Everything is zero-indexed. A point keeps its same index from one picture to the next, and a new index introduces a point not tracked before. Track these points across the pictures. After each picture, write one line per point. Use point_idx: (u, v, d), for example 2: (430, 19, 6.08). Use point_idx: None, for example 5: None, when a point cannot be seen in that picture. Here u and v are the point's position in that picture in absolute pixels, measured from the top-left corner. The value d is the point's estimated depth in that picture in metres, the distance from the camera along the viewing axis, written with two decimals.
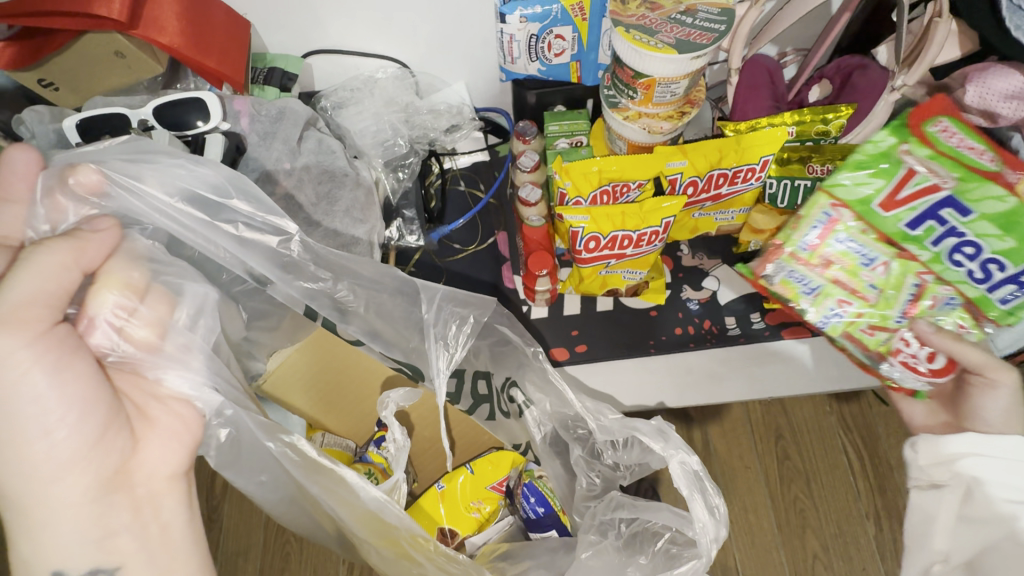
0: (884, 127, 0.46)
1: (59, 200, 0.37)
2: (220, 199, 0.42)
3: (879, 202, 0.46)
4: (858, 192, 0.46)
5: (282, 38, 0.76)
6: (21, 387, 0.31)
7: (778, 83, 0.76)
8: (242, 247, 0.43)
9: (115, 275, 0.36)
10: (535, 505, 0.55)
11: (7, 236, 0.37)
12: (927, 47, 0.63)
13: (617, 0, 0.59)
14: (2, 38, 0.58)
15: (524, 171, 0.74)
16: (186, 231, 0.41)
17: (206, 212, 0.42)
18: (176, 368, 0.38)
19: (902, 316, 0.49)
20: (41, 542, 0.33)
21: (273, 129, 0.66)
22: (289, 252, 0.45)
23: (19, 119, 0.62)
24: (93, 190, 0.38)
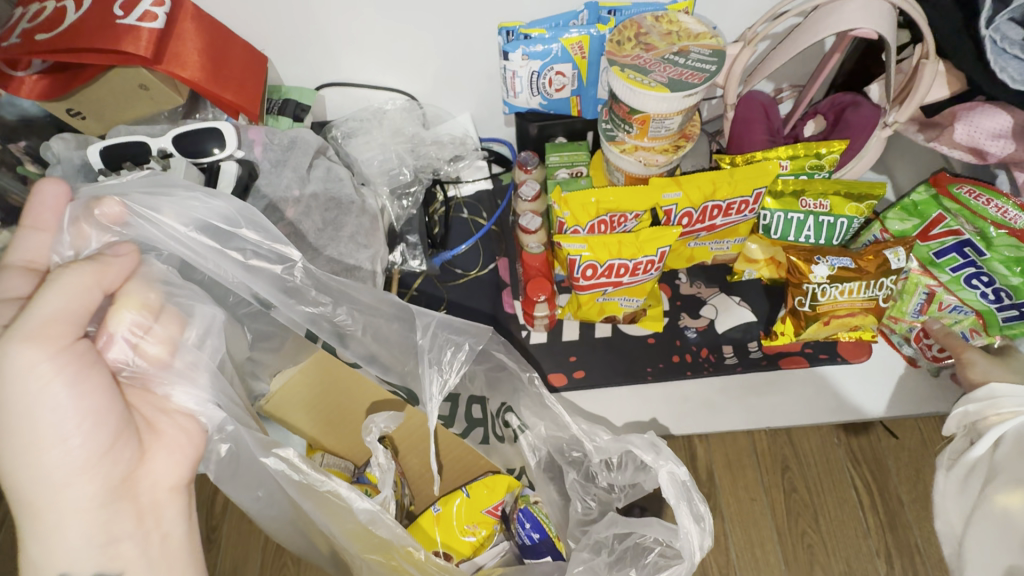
0: (924, 185, 0.69)
1: (83, 227, 0.39)
2: (231, 229, 0.44)
3: (916, 234, 0.71)
4: (899, 226, 0.72)
5: (297, 71, 0.80)
6: (43, 397, 0.32)
7: (773, 118, 0.78)
8: (249, 274, 0.45)
9: (133, 295, 0.38)
10: (530, 530, 0.55)
11: (34, 260, 0.39)
12: (916, 87, 0.65)
13: (613, 42, 0.62)
14: (36, 72, 0.63)
15: (525, 200, 0.77)
16: (198, 258, 0.43)
17: (217, 240, 0.44)
18: (182, 386, 0.39)
19: (918, 313, 0.74)
20: (48, 547, 0.34)
21: (284, 157, 0.69)
22: (293, 278, 0.47)
23: (47, 145, 0.66)
24: (115, 220, 0.40)
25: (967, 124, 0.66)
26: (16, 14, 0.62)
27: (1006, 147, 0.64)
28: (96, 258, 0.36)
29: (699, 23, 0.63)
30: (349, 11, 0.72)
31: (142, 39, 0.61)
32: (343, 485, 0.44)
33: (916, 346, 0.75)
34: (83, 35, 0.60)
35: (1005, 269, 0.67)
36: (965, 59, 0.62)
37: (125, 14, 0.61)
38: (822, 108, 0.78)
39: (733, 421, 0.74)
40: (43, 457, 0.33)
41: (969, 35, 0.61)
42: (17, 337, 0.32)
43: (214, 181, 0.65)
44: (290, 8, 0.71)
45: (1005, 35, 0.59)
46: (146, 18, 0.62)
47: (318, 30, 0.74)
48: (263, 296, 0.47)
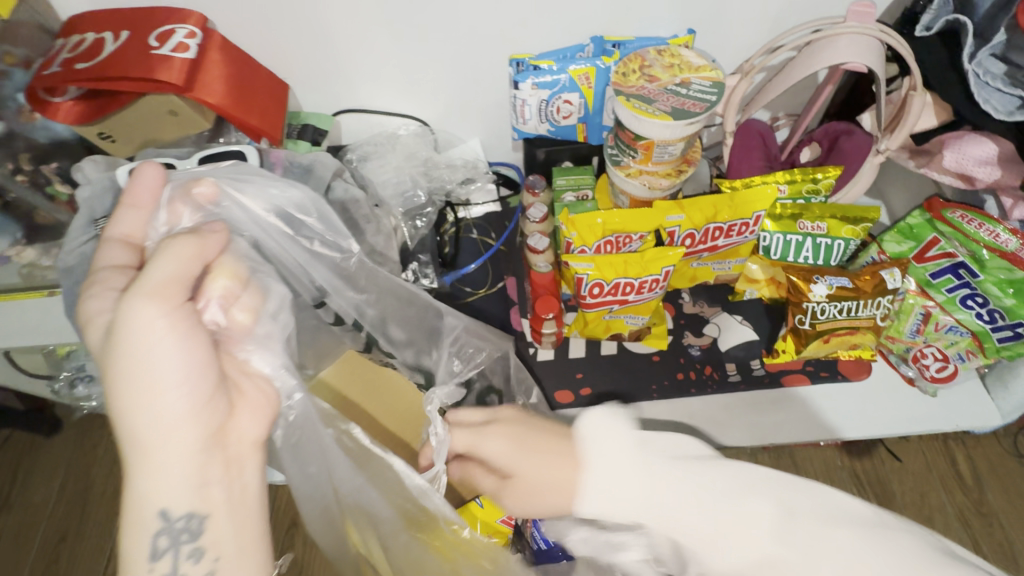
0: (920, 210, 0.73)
1: (179, 205, 0.43)
2: (302, 218, 0.48)
3: (912, 257, 0.74)
4: (896, 249, 0.75)
5: (315, 98, 0.84)
6: (155, 345, 0.35)
7: (770, 145, 0.82)
8: (313, 259, 0.49)
9: (226, 265, 0.41)
10: (544, 537, 0.60)
11: (131, 235, 0.42)
12: (906, 116, 0.69)
13: (619, 73, 0.65)
14: (70, 98, 0.67)
15: (533, 221, 0.80)
16: (272, 240, 0.47)
17: (290, 226, 0.47)
18: (259, 351, 0.41)
19: (915, 333, 0.76)
20: (146, 491, 0.35)
21: (303, 179, 0.72)
22: (351, 269, 0.51)
23: (77, 167, 0.69)
24: (208, 199, 0.44)
25: (955, 151, 0.68)
26: (58, 44, 0.67)
27: (992, 174, 0.66)
28: (197, 230, 0.39)
29: (699, 56, 0.67)
30: (367, 43, 0.76)
31: (174, 67, 0.65)
32: (400, 462, 0.45)
33: (914, 366, 0.76)
34: (119, 64, 0.64)
35: (999, 290, 0.69)
36: (951, 92, 0.66)
37: (159, 45, 0.65)
38: (817, 135, 0.82)
39: (736, 437, 0.75)
40: (152, 403, 0.35)
41: (954, 70, 0.66)
42: (139, 291, 0.35)
43: None
44: (311, 40, 0.75)
45: (987, 69, 0.63)
46: (178, 48, 0.65)
47: (338, 61, 0.78)
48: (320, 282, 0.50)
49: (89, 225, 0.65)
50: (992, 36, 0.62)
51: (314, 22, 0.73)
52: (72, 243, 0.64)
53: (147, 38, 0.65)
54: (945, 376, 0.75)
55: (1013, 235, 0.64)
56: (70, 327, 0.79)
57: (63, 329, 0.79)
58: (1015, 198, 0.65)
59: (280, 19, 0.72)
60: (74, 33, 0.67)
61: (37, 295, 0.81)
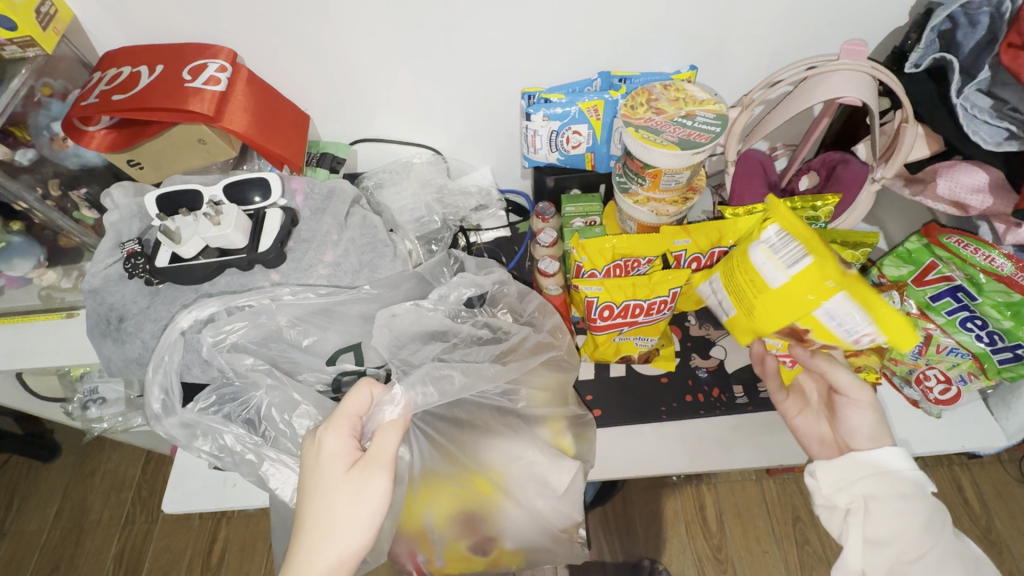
0: (918, 235, 0.76)
1: (232, 322, 0.66)
2: (233, 301, 0.65)
3: (912, 279, 0.76)
4: (897, 272, 0.77)
5: (334, 128, 0.88)
6: None
7: (771, 173, 0.86)
8: (295, 296, 0.67)
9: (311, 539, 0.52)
10: (501, 411, 0.71)
11: (201, 339, 0.65)
12: (900, 146, 0.72)
13: (627, 106, 0.69)
14: (105, 127, 0.70)
15: (543, 246, 0.83)
16: (242, 302, 0.66)
17: (227, 305, 0.65)
18: (204, 404, 0.67)
19: (917, 355, 0.77)
20: None
21: (324, 205, 0.74)
22: (281, 296, 0.67)
23: (106, 192, 0.73)
24: (224, 326, 0.66)
25: (947, 180, 0.72)
26: (95, 77, 0.71)
27: (985, 201, 0.70)
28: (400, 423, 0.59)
29: (703, 90, 0.70)
30: (387, 77, 0.80)
31: (206, 99, 0.68)
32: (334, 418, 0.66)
33: (918, 388, 0.78)
34: (154, 96, 0.67)
35: (997, 312, 0.71)
36: (941, 123, 0.70)
37: (193, 78, 0.69)
38: (815, 164, 0.85)
39: (747, 459, 0.75)
40: (346, 511, 0.53)
41: (944, 104, 0.70)
42: None
43: (259, 226, 0.69)
44: (333, 75, 0.79)
45: (974, 103, 0.67)
46: (210, 81, 0.69)
47: (358, 96, 0.82)
48: (276, 299, 0.67)
49: (116, 247, 0.71)
50: (977, 73, 0.67)
51: (338, 60, 0.77)
52: (99, 265, 0.69)
53: (181, 72, 0.69)
54: (949, 399, 0.76)
55: (1007, 259, 0.67)
56: (90, 350, 0.80)
57: (81, 350, 0.80)
58: (1007, 225, 0.69)
59: (305, 57, 0.76)
60: (110, 67, 0.71)
61: (57, 316, 0.83)
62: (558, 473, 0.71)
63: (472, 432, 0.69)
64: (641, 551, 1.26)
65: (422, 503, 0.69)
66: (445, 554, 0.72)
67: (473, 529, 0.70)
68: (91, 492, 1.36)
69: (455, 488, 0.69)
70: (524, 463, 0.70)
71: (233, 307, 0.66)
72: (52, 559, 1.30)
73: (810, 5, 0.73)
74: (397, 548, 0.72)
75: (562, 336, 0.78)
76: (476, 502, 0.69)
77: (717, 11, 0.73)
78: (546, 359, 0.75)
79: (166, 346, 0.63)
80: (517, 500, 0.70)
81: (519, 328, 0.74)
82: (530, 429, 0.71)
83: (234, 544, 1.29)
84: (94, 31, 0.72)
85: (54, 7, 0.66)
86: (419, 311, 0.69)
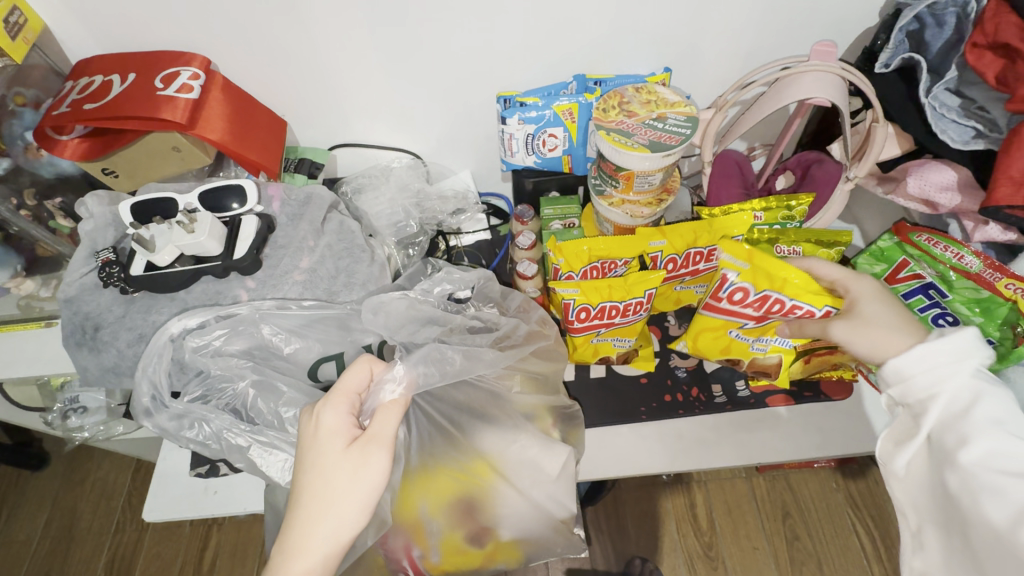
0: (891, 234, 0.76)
1: (214, 327, 0.66)
2: (222, 313, 0.66)
3: (885, 278, 0.77)
4: (870, 270, 0.77)
5: (313, 133, 0.88)
6: None
7: (747, 173, 0.86)
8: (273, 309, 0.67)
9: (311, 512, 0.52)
10: (496, 396, 0.70)
11: (177, 345, 0.65)
12: (871, 146, 0.73)
13: (599, 109, 0.69)
14: (78, 136, 0.70)
15: (522, 249, 0.84)
16: (226, 311, 0.66)
17: (214, 312, 0.66)
18: (197, 395, 0.66)
19: None
20: None
21: (300, 211, 0.75)
22: (264, 306, 0.67)
23: (81, 201, 0.73)
24: (208, 328, 0.66)
25: (917, 177, 0.73)
26: (68, 86, 0.71)
27: (953, 200, 0.71)
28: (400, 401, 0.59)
29: (674, 93, 0.71)
30: (362, 82, 0.80)
31: (178, 107, 0.68)
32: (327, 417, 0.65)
33: None
34: (125, 105, 0.67)
35: (967, 309, 0.71)
36: (909, 123, 0.71)
37: (165, 86, 0.69)
38: (791, 164, 0.86)
39: (726, 457, 0.76)
40: (344, 489, 0.52)
41: (913, 104, 0.71)
42: None
43: (235, 233, 0.69)
44: (309, 82, 0.79)
45: (942, 102, 0.68)
46: (183, 89, 0.69)
47: (334, 101, 0.83)
48: (259, 310, 0.67)
49: (91, 257, 0.70)
50: (945, 72, 0.69)
51: (313, 67, 0.77)
52: (73, 274, 0.69)
53: (153, 81, 0.69)
54: None
55: (976, 257, 0.69)
56: (68, 359, 0.80)
57: (60, 360, 0.80)
58: (975, 222, 0.70)
59: (279, 63, 0.76)
60: (82, 77, 0.71)
61: (35, 326, 0.82)
62: (549, 459, 0.70)
63: (469, 415, 0.69)
64: (632, 551, 1.26)
65: (417, 492, 0.67)
66: (440, 549, 0.69)
67: (469, 518, 0.68)
68: (81, 501, 1.36)
69: (452, 472, 0.67)
70: (518, 448, 0.69)
71: (220, 313, 0.66)
72: (42, 569, 1.29)
73: (778, 7, 0.74)
74: (391, 544, 0.68)
75: (551, 325, 0.76)
76: (473, 488, 0.68)
77: (687, 14, 0.74)
78: (536, 349, 0.74)
79: (153, 351, 0.63)
80: (515, 485, 0.69)
81: (509, 318, 0.73)
82: (523, 416, 0.71)
83: (225, 550, 1.29)
84: (66, 40, 0.72)
85: (24, 16, 0.66)
86: (409, 301, 0.70)
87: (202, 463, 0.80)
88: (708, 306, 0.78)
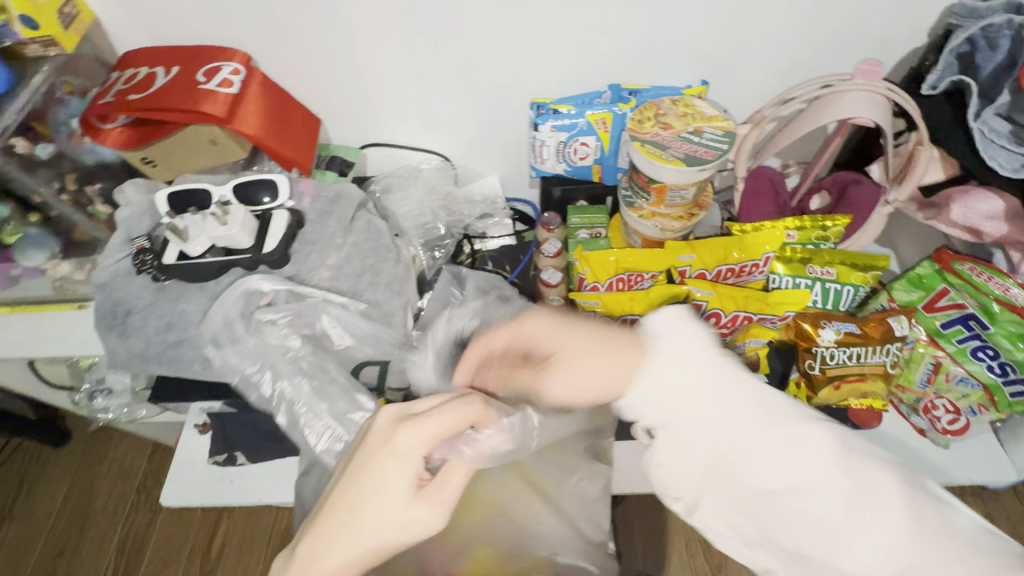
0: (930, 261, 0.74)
1: (285, 305, 0.68)
2: (302, 295, 0.68)
3: (924, 306, 0.75)
4: (908, 297, 0.75)
5: (346, 132, 0.89)
6: None
7: (781, 191, 0.84)
8: (338, 303, 0.69)
9: (334, 554, 0.44)
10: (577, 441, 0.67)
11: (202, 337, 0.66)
12: (913, 169, 0.72)
13: (634, 120, 0.68)
14: (120, 125, 0.72)
15: (547, 256, 0.84)
16: (309, 294, 0.68)
17: (298, 294, 0.68)
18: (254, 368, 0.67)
19: (925, 383, 0.75)
20: None
21: (330, 208, 0.75)
22: (334, 297, 0.69)
23: (120, 188, 0.75)
24: (283, 307, 0.68)
25: (962, 206, 0.71)
26: (113, 76, 0.73)
27: (1000, 228, 0.69)
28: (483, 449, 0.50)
29: (712, 107, 0.69)
30: (397, 82, 0.80)
31: (218, 101, 0.69)
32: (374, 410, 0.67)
33: (925, 417, 0.75)
34: (168, 97, 0.69)
35: (1010, 344, 0.70)
36: (956, 147, 0.69)
37: (207, 80, 0.70)
38: (826, 184, 0.84)
39: None
40: (391, 536, 0.44)
41: (961, 128, 0.68)
42: None
43: (265, 228, 0.70)
44: (344, 80, 0.80)
45: (992, 127, 0.65)
46: (224, 84, 0.71)
47: (368, 101, 0.83)
48: (328, 297, 0.69)
49: (126, 243, 0.72)
50: (995, 97, 0.66)
51: (349, 66, 0.78)
52: (108, 260, 0.71)
53: (196, 75, 0.71)
54: (957, 430, 0.74)
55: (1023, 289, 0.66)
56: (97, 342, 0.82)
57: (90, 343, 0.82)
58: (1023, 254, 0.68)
59: (317, 61, 0.77)
60: (128, 67, 0.73)
61: (68, 307, 0.83)
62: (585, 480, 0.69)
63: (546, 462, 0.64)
64: (638, 567, 1.24)
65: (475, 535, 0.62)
66: None
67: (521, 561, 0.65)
68: (97, 481, 1.39)
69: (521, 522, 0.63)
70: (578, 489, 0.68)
71: (302, 295, 0.68)
72: (56, 545, 1.32)
73: (822, 22, 0.72)
74: None
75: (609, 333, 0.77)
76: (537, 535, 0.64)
77: (728, 26, 0.73)
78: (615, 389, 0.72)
79: (227, 305, 0.66)
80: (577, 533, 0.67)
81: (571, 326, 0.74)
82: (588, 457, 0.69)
83: (232, 538, 1.30)
84: (114, 31, 0.74)
85: (76, 8, 0.68)
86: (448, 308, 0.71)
87: (220, 452, 0.81)
88: None
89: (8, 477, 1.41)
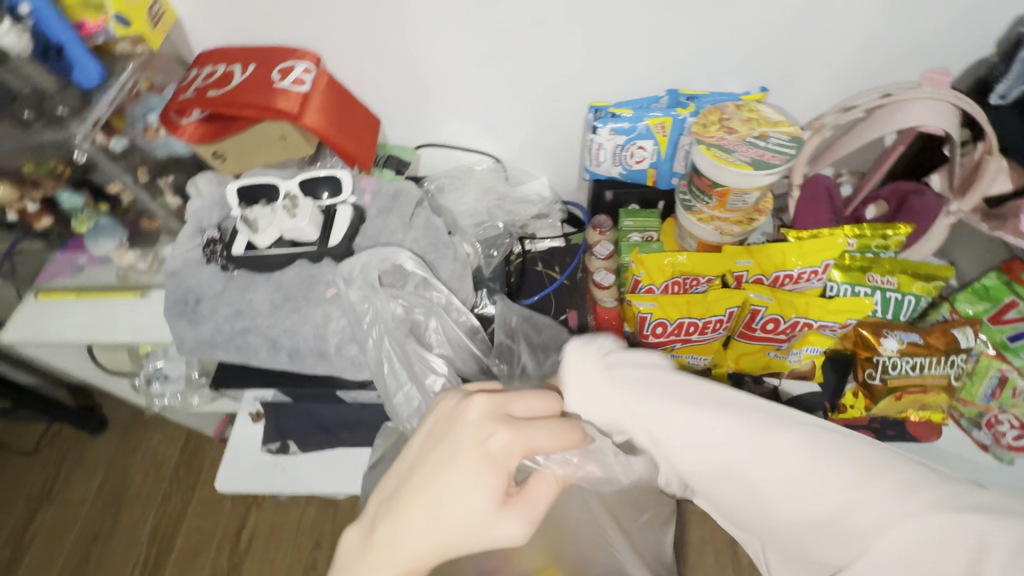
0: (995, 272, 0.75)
1: (412, 294, 0.70)
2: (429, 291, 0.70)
3: (988, 317, 0.75)
4: (971, 308, 0.76)
5: (402, 132, 0.91)
6: None
7: (836, 199, 0.84)
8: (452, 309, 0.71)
9: (412, 550, 0.42)
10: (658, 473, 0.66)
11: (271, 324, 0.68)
12: (981, 178, 0.70)
13: (699, 123, 0.69)
14: (196, 120, 0.75)
15: (599, 258, 0.85)
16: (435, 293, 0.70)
17: (425, 288, 0.70)
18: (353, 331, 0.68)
19: (989, 397, 0.74)
20: None
21: (390, 205, 0.77)
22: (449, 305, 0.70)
23: (193, 181, 0.78)
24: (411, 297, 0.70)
25: None
26: (192, 73, 0.76)
27: None
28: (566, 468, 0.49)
29: (776, 112, 0.70)
30: (458, 84, 0.82)
31: (292, 98, 0.72)
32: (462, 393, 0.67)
33: (988, 432, 0.75)
34: (245, 94, 0.72)
35: None
36: None
37: (282, 79, 0.73)
38: (884, 193, 0.82)
39: None
40: (473, 544, 0.42)
41: None
42: None
43: (331, 221, 0.72)
44: (407, 81, 0.82)
45: None
46: (297, 82, 0.73)
47: (428, 102, 0.85)
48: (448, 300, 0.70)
49: (197, 233, 0.75)
50: None
51: (414, 68, 0.80)
52: (179, 249, 0.74)
53: (271, 73, 0.74)
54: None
55: None
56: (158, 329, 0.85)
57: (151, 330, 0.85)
58: None
59: (383, 62, 0.79)
60: (206, 65, 0.76)
61: (130, 294, 0.85)
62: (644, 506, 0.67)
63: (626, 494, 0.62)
64: None
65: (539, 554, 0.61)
66: None
67: None
68: (133, 468, 1.42)
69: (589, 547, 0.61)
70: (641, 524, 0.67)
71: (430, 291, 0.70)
72: (93, 528, 1.36)
73: (889, 30, 0.72)
74: None
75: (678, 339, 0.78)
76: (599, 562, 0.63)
77: (792, 33, 0.73)
78: None
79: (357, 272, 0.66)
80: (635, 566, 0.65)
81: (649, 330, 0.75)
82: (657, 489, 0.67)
83: (263, 530, 1.32)
84: (193, 31, 0.77)
85: (162, 8, 0.72)
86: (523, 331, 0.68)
87: (273, 440, 0.83)
88: (742, 336, 0.78)
89: (48, 460, 1.45)
